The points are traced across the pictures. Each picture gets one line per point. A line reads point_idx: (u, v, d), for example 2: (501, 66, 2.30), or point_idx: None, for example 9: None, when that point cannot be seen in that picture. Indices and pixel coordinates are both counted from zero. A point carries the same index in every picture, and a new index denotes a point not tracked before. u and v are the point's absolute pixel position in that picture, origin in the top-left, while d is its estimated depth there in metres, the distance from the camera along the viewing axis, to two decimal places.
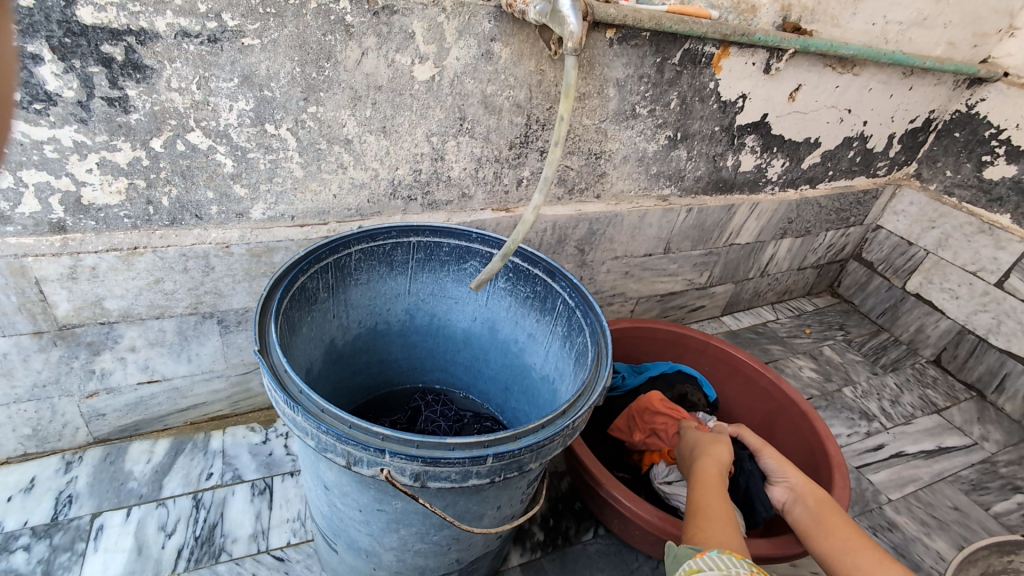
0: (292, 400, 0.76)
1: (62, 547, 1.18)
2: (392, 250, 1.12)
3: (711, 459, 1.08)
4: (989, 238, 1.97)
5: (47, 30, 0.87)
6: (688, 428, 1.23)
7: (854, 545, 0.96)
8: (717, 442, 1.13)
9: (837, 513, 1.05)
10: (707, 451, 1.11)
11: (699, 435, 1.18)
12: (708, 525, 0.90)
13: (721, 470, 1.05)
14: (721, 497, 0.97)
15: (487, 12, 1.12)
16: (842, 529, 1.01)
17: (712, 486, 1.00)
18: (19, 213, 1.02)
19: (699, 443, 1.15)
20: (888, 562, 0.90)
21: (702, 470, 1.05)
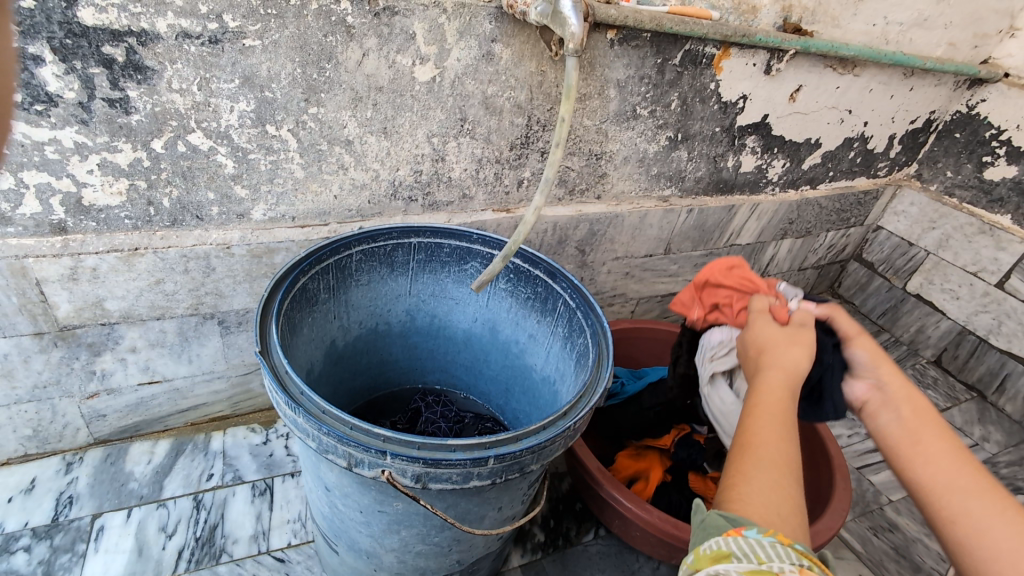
0: (293, 401, 0.76)
1: (63, 548, 1.18)
2: (393, 251, 1.12)
3: (777, 363, 0.74)
4: (989, 239, 1.97)
5: (47, 31, 0.87)
6: (760, 320, 0.84)
7: (961, 480, 0.63)
8: (794, 344, 0.77)
9: (941, 432, 0.70)
10: (770, 355, 0.77)
11: (769, 332, 0.80)
12: (748, 467, 0.64)
13: (791, 382, 0.72)
14: (779, 419, 0.67)
15: (488, 13, 1.12)
16: (946, 455, 0.66)
17: (770, 403, 0.69)
18: (20, 214, 1.02)
19: (766, 344, 0.79)
20: (1009, 511, 0.59)
21: (763, 380, 0.73)
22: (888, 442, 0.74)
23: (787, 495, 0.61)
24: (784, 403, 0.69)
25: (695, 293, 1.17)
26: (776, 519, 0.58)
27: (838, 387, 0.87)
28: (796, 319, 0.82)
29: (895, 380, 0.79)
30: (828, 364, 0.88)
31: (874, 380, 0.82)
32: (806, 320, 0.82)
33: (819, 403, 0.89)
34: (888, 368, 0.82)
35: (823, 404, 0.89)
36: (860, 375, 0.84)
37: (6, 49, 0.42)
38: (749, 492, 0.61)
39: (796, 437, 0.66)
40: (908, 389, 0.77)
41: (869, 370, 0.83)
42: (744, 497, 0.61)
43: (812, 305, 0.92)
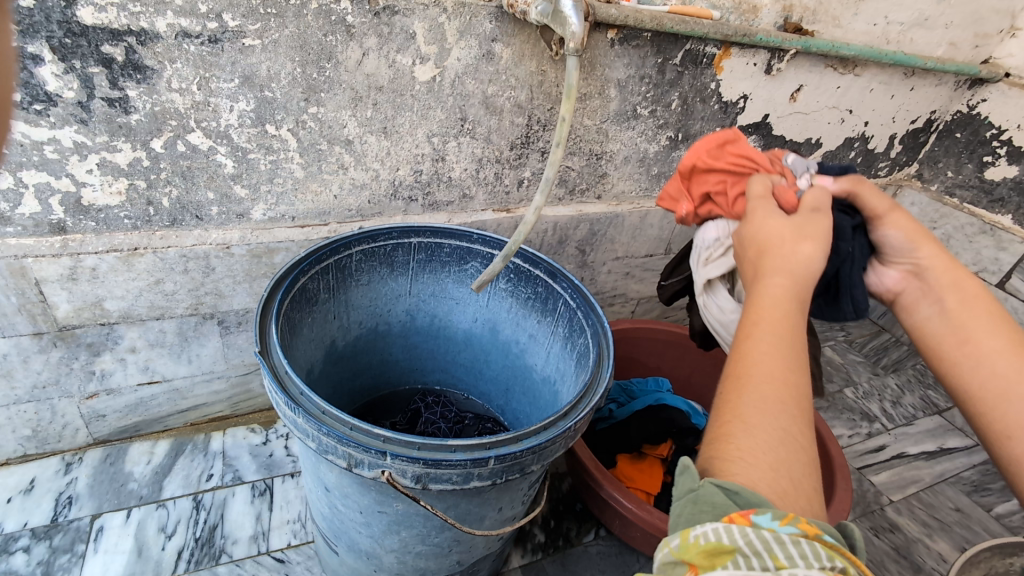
0: (293, 401, 0.76)
1: (62, 549, 1.17)
2: (393, 250, 1.11)
3: (783, 270, 0.66)
4: (990, 240, 1.98)
5: (47, 30, 0.87)
6: (761, 210, 0.75)
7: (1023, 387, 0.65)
8: (801, 241, 0.69)
9: (999, 330, 0.72)
10: (774, 258, 0.68)
11: (773, 226, 0.72)
12: (748, 410, 0.56)
13: (800, 292, 0.65)
14: (788, 350, 0.59)
15: (489, 13, 1.12)
16: (1005, 360, 0.69)
17: (776, 326, 0.61)
18: (19, 214, 1.02)
19: (770, 242, 0.70)
20: None
21: (767, 293, 0.64)
22: (938, 339, 0.76)
23: (793, 450, 0.55)
24: (792, 327, 0.62)
25: (684, 184, 0.96)
26: (785, 484, 0.53)
27: (856, 277, 0.82)
28: (807, 204, 0.76)
29: (939, 267, 0.79)
30: (846, 253, 0.82)
31: (914, 260, 0.81)
32: (818, 205, 0.76)
33: (837, 300, 0.84)
34: (926, 250, 0.81)
35: (840, 302, 0.83)
36: (893, 256, 0.83)
37: (7, 48, 0.41)
38: (752, 448, 0.54)
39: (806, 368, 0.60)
40: (957, 279, 0.78)
41: (905, 253, 0.82)
42: (745, 456, 0.54)
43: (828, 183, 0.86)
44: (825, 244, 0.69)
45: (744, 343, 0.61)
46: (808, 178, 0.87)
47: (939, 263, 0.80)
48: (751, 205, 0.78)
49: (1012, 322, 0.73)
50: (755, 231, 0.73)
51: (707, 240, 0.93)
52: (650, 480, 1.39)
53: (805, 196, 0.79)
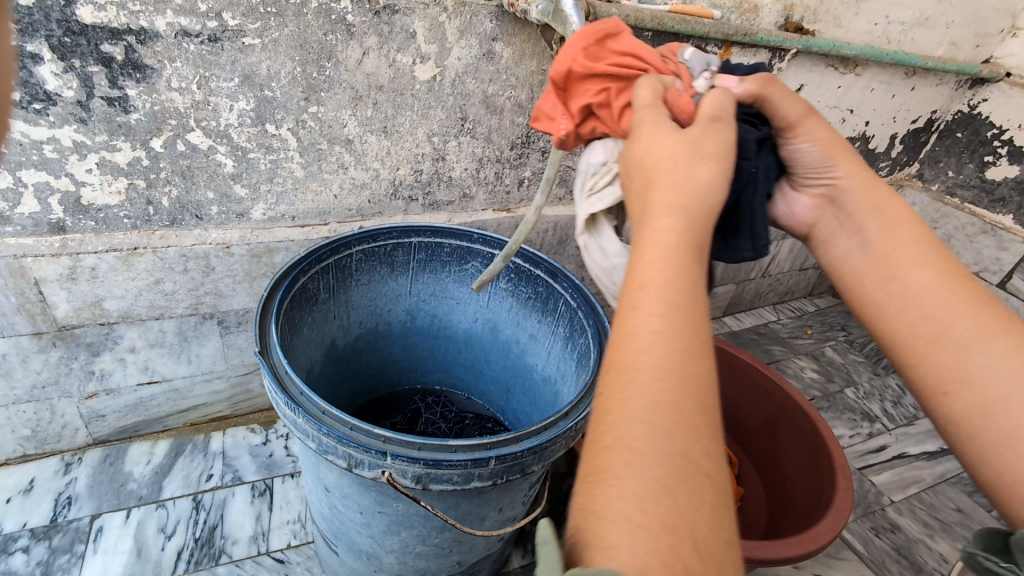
0: (293, 401, 0.75)
1: (61, 549, 1.17)
2: (394, 250, 1.11)
3: (676, 205, 0.50)
4: (991, 239, 1.96)
5: (46, 29, 0.87)
6: (651, 121, 0.57)
7: (963, 330, 0.55)
8: (697, 163, 0.52)
9: (930, 261, 0.60)
10: (663, 189, 0.51)
11: (662, 146, 0.54)
12: (624, 428, 0.41)
13: (693, 236, 0.49)
14: (678, 332, 0.44)
15: (489, 12, 1.11)
16: (939, 294, 0.57)
17: (665, 294, 0.45)
18: (19, 214, 1.02)
19: (660, 167, 0.53)
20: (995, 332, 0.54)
21: (655, 243, 0.48)
22: (859, 278, 0.64)
23: (688, 457, 0.41)
24: (683, 290, 0.46)
25: (560, 97, 0.76)
26: (679, 527, 0.38)
27: (758, 207, 0.68)
28: (705, 110, 0.58)
29: (857, 189, 0.66)
30: (749, 175, 0.67)
31: (829, 180, 0.67)
32: (718, 112, 0.58)
33: (736, 233, 0.71)
34: (842, 168, 0.66)
35: (739, 235, 0.70)
36: (806, 176, 0.68)
37: (7, 49, 0.41)
38: (635, 488, 0.39)
39: (702, 352, 0.44)
40: (879, 200, 0.64)
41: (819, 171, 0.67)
42: (626, 507, 0.38)
43: (733, 82, 0.67)
44: (727, 164, 0.53)
45: (629, 325, 0.45)
46: (707, 76, 0.68)
47: (855, 184, 0.66)
48: (636, 116, 0.60)
49: (935, 242, 0.62)
50: (642, 152, 0.55)
51: (593, 165, 0.76)
52: None
53: (702, 103, 0.61)
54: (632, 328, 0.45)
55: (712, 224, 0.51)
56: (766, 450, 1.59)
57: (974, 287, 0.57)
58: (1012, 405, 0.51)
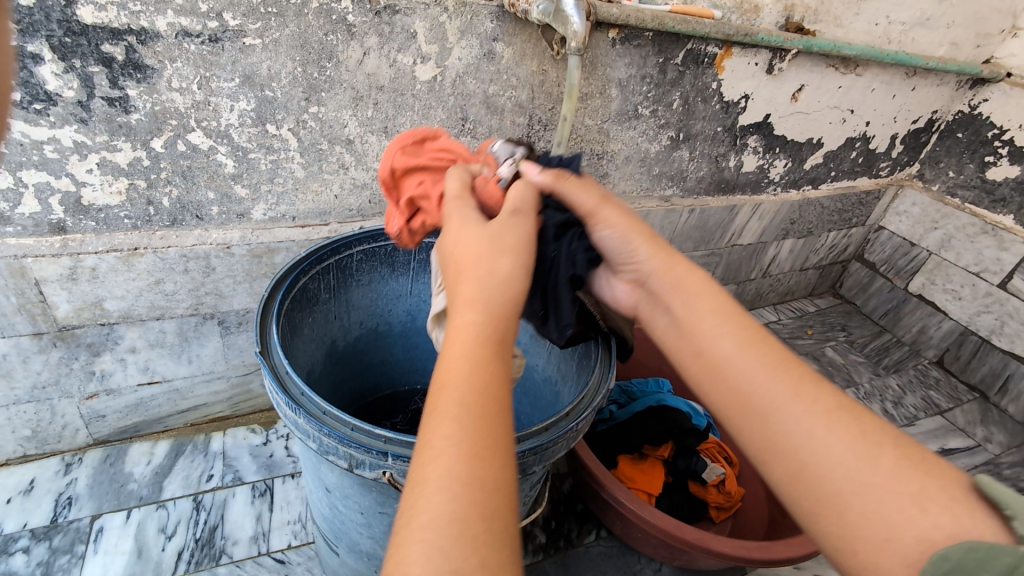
0: (294, 402, 0.75)
1: (61, 550, 1.17)
2: (395, 251, 1.11)
3: (475, 298, 0.54)
4: (992, 240, 1.96)
5: (46, 30, 0.86)
6: (465, 225, 0.65)
7: (768, 392, 0.58)
8: (496, 256, 0.59)
9: (732, 332, 0.64)
10: (468, 283, 0.56)
11: (472, 247, 0.60)
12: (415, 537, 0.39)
13: (495, 326, 0.52)
14: (470, 427, 0.44)
15: (490, 12, 1.11)
16: (742, 362, 0.61)
17: (462, 389, 0.46)
18: (19, 214, 1.02)
19: (468, 263, 0.59)
20: (796, 389, 0.57)
21: (456, 337, 0.51)
22: (681, 356, 0.69)
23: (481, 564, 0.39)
24: (486, 386, 0.47)
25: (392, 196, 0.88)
26: None
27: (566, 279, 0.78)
28: (507, 206, 0.69)
29: (661, 271, 0.72)
30: (553, 256, 0.79)
31: (634, 266, 0.75)
32: (519, 205, 0.70)
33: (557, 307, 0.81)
34: (644, 251, 0.73)
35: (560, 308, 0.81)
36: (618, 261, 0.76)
37: (7, 49, 0.41)
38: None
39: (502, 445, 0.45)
40: (680, 278, 0.71)
41: (628, 256, 0.74)
42: None
43: (534, 169, 0.80)
44: (526, 258, 0.60)
45: (428, 426, 0.45)
46: (512, 164, 0.82)
47: (660, 267, 0.72)
48: (447, 209, 0.71)
49: (738, 307, 0.67)
50: (454, 255, 0.61)
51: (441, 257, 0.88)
52: (651, 481, 1.38)
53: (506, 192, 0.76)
54: (426, 432, 0.45)
55: (515, 315, 0.56)
56: None
57: (771, 351, 0.61)
58: (818, 465, 0.52)
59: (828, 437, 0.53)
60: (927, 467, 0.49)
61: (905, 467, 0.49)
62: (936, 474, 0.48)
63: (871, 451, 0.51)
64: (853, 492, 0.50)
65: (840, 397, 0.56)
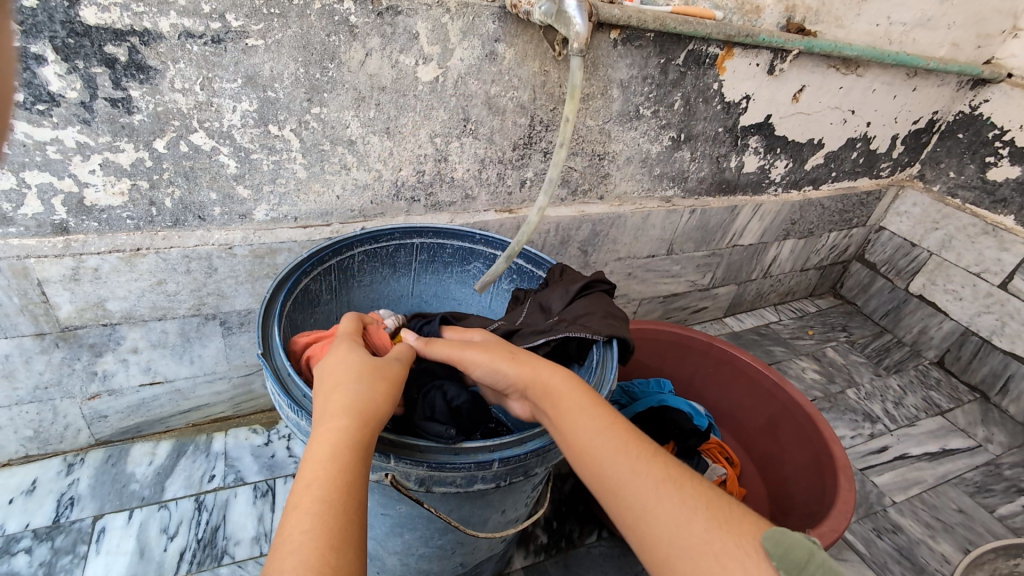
0: (296, 404, 0.75)
1: (64, 550, 1.17)
2: (396, 252, 1.11)
3: (339, 408, 0.62)
4: (992, 240, 1.96)
5: (50, 31, 0.87)
6: (339, 350, 0.73)
7: (615, 469, 0.62)
8: (370, 382, 0.67)
9: (586, 413, 0.68)
10: (337, 399, 0.64)
11: (343, 367, 0.69)
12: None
13: (359, 431, 0.60)
14: (323, 522, 0.52)
15: (491, 13, 1.11)
16: (597, 438, 0.65)
17: (323, 487, 0.54)
18: (21, 215, 1.02)
19: (339, 380, 0.67)
20: (636, 464, 0.62)
21: (320, 442, 0.58)
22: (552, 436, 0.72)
23: None
24: (344, 481, 0.55)
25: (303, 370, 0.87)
26: None
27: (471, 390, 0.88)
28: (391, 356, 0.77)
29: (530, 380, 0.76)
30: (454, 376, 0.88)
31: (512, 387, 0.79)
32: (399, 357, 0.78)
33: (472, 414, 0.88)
34: (511, 368, 0.78)
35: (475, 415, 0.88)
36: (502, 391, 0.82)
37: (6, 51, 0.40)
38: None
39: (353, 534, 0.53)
40: (545, 378, 0.75)
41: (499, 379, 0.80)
42: None
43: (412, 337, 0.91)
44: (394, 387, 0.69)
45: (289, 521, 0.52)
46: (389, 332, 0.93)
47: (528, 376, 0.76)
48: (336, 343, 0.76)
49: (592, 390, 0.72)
50: (321, 375, 0.69)
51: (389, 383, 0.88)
52: None
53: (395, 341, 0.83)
54: (282, 528, 0.51)
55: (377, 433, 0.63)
56: (767, 450, 1.60)
57: (620, 429, 0.66)
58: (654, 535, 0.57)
59: (655, 510, 0.58)
60: (730, 524, 0.55)
61: (713, 530, 0.55)
62: (740, 530, 0.55)
63: (689, 517, 0.56)
64: (677, 559, 0.55)
65: (668, 467, 0.62)
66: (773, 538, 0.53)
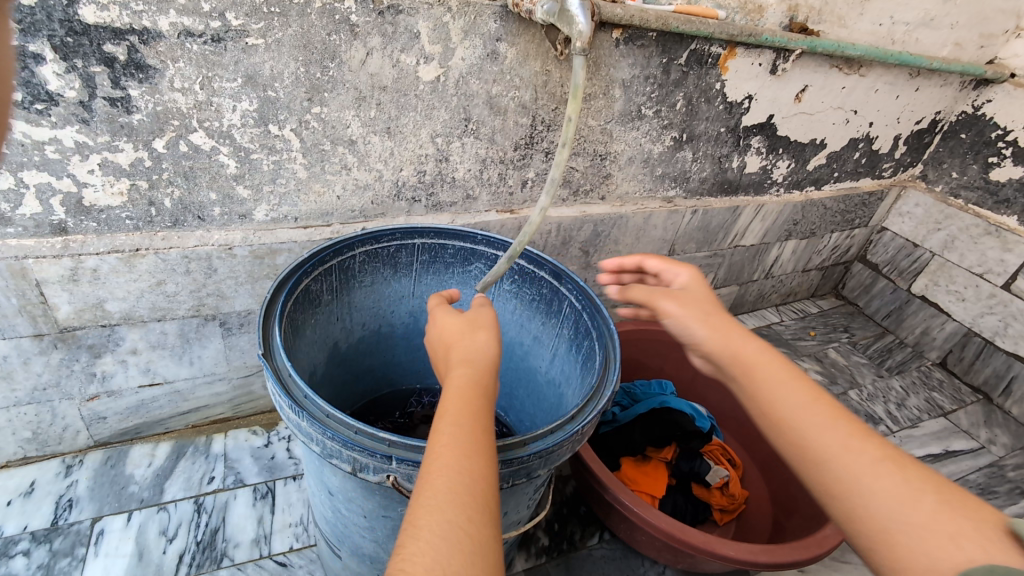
0: (297, 405, 0.74)
1: (62, 553, 1.16)
2: (398, 252, 1.10)
3: (462, 359, 0.67)
4: (995, 241, 1.95)
5: (48, 29, 0.86)
6: (439, 309, 0.77)
7: (827, 439, 0.63)
8: (477, 330, 0.71)
9: (793, 386, 0.67)
10: (456, 350, 0.69)
11: (453, 324, 0.73)
12: (423, 521, 0.50)
13: (480, 382, 0.64)
14: (457, 439, 0.57)
15: (493, 12, 1.11)
16: (806, 409, 0.65)
17: (455, 424, 0.58)
18: (20, 214, 1.01)
19: (451, 339, 0.71)
20: (849, 437, 0.62)
21: (450, 388, 0.63)
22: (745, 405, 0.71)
23: (462, 539, 0.50)
24: (477, 422, 0.59)
25: None
26: None
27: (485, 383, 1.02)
28: (474, 302, 0.78)
29: (732, 350, 0.71)
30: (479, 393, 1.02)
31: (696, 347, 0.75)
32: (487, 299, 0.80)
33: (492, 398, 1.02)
34: (699, 329, 0.74)
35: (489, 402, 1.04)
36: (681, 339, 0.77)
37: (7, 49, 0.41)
38: (425, 570, 0.47)
39: (488, 467, 0.56)
40: (751, 353, 0.70)
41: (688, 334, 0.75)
42: None
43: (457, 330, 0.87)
44: (495, 331, 0.72)
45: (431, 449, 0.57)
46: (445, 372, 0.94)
47: (730, 345, 0.71)
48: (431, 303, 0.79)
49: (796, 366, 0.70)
50: (436, 333, 0.74)
51: None
52: (655, 483, 1.37)
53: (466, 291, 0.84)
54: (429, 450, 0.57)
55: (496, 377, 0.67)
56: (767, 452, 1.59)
57: (830, 405, 0.65)
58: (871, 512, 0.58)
59: (873, 486, 0.58)
60: (964, 508, 0.54)
61: (945, 512, 0.54)
62: (975, 514, 0.53)
63: (915, 497, 0.56)
64: (900, 536, 0.55)
65: (885, 447, 0.61)
66: (1013, 522, 0.51)
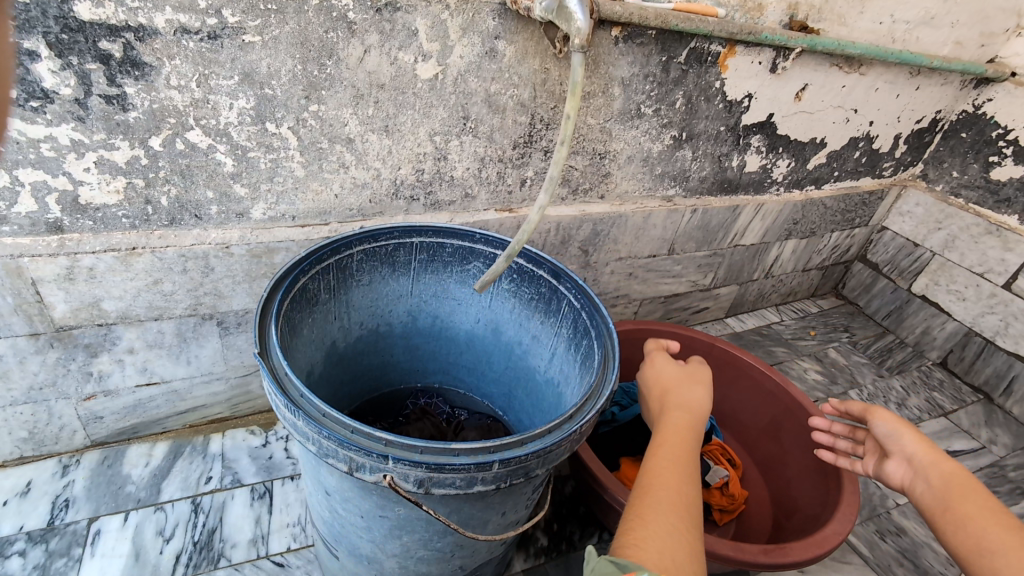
0: (293, 404, 0.74)
1: (59, 553, 1.16)
2: (395, 250, 1.10)
3: (681, 407, 0.87)
4: (996, 240, 1.95)
5: (43, 26, 0.85)
6: (660, 358, 0.97)
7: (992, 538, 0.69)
8: (693, 383, 0.91)
9: (980, 497, 0.75)
10: (675, 397, 0.89)
11: (673, 373, 0.94)
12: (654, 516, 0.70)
13: (694, 426, 0.85)
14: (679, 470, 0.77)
15: (492, 10, 1.10)
16: (981, 515, 0.72)
17: (675, 455, 0.79)
18: (16, 213, 1.00)
19: (669, 384, 0.91)
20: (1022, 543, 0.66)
21: (670, 426, 0.84)
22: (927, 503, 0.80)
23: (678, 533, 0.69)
24: (689, 462, 0.79)
25: None
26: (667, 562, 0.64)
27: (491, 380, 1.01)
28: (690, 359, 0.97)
29: (921, 452, 0.84)
30: None
31: (900, 450, 0.87)
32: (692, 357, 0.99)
33: None
34: (910, 441, 0.86)
35: None
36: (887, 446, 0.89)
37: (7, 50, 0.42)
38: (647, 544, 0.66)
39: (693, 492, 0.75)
40: (934, 460, 0.82)
41: (892, 444, 0.88)
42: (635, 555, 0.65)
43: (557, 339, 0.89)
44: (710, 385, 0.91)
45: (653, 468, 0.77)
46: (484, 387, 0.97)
47: (919, 449, 0.84)
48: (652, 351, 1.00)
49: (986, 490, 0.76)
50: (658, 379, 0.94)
51: None
52: None
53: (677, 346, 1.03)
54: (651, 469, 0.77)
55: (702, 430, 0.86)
56: (767, 452, 1.58)
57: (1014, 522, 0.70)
58: None
59: None
60: None
61: None
62: None
63: None
64: None
65: None
66: None
